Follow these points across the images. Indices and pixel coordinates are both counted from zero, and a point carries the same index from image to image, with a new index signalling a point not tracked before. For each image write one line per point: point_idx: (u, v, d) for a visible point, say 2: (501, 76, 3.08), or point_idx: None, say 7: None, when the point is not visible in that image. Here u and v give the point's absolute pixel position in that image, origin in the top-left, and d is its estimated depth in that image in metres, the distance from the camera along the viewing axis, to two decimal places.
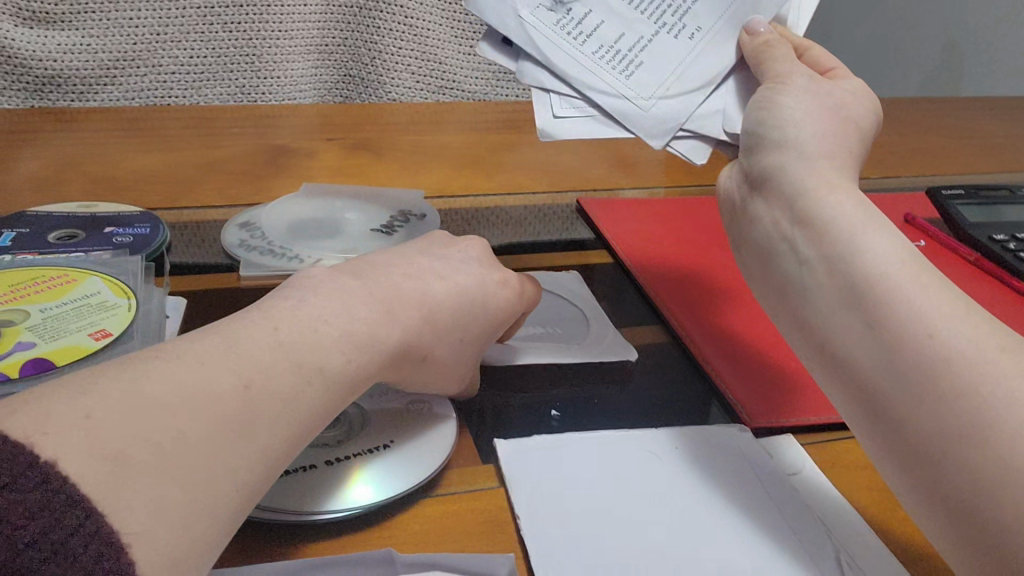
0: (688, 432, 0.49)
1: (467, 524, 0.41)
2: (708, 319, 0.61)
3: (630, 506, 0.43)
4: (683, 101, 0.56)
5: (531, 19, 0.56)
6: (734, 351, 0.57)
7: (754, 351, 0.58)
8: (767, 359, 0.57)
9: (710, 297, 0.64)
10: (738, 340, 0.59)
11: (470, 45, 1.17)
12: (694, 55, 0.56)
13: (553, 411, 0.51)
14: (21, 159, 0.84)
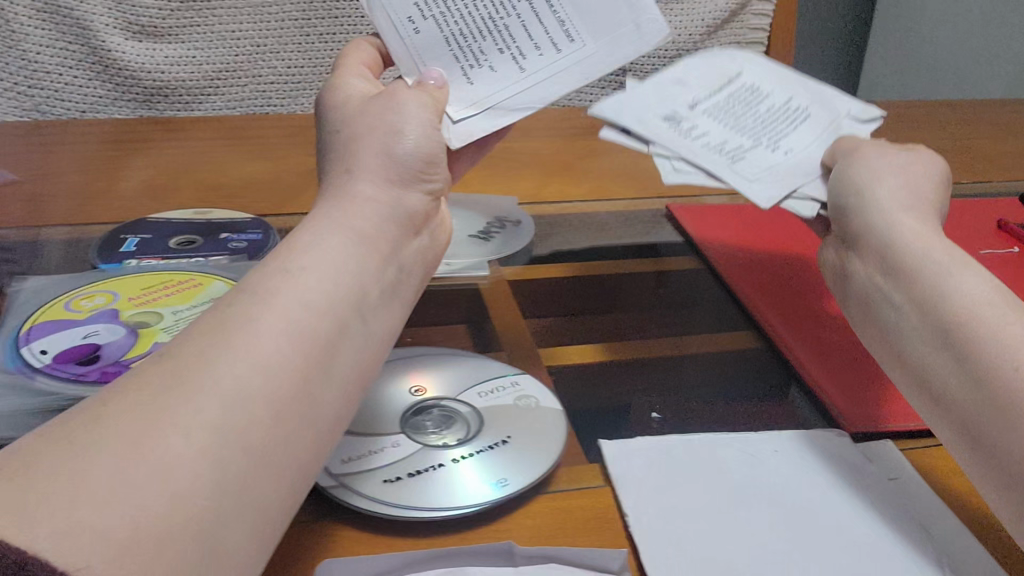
0: (788, 435, 0.51)
1: (579, 520, 0.43)
2: (804, 326, 0.62)
3: (734, 505, 0.45)
4: (785, 180, 0.60)
5: (645, 126, 0.63)
6: (831, 357, 0.58)
7: (851, 357, 0.58)
8: (865, 366, 0.57)
9: (805, 304, 0.65)
10: (835, 347, 0.59)
11: None
12: (785, 165, 0.61)
13: (654, 413, 0.53)
14: (135, 167, 0.90)
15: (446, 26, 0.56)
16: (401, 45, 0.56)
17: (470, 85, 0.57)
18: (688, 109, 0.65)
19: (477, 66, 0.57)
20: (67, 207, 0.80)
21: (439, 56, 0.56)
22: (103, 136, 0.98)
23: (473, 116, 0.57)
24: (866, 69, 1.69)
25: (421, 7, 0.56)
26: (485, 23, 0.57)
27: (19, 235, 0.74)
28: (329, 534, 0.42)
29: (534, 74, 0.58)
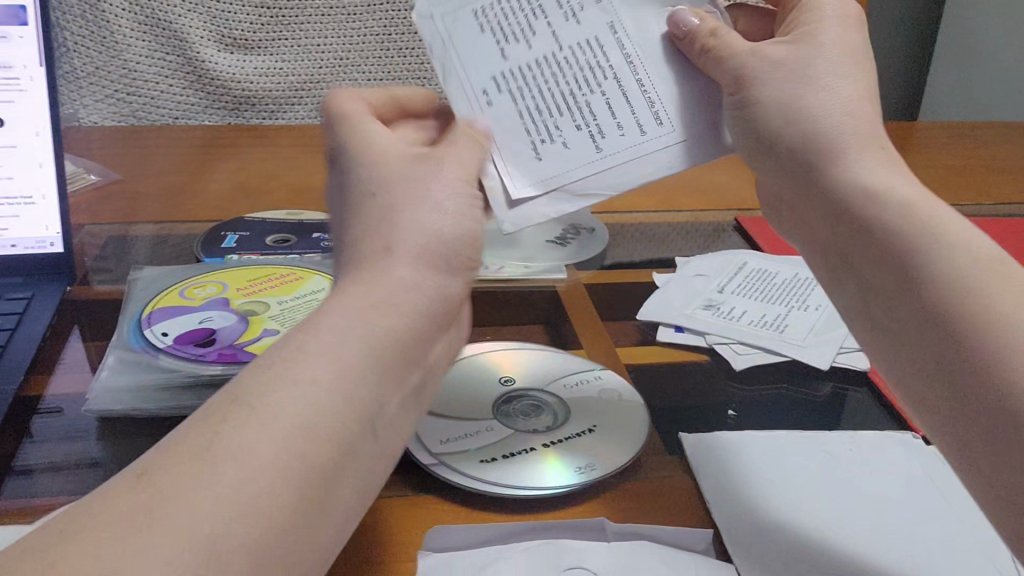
0: (860, 434, 0.52)
1: (664, 504, 0.46)
2: None
3: (810, 499, 0.47)
4: (833, 341, 0.62)
5: (692, 313, 0.65)
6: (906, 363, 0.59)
7: None
8: None
9: None
10: None
11: None
12: (825, 311, 0.65)
13: (730, 411, 0.56)
14: (223, 169, 0.95)
15: (520, 100, 0.50)
16: (494, 119, 0.49)
17: (538, 161, 0.49)
18: (719, 293, 0.69)
19: (566, 141, 0.49)
20: (163, 206, 0.84)
21: (523, 146, 0.49)
22: (193, 141, 1.03)
23: (551, 195, 0.49)
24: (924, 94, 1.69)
25: (499, 82, 0.50)
26: (569, 91, 0.50)
27: (121, 232, 0.79)
28: (429, 505, 0.45)
29: (629, 148, 0.49)
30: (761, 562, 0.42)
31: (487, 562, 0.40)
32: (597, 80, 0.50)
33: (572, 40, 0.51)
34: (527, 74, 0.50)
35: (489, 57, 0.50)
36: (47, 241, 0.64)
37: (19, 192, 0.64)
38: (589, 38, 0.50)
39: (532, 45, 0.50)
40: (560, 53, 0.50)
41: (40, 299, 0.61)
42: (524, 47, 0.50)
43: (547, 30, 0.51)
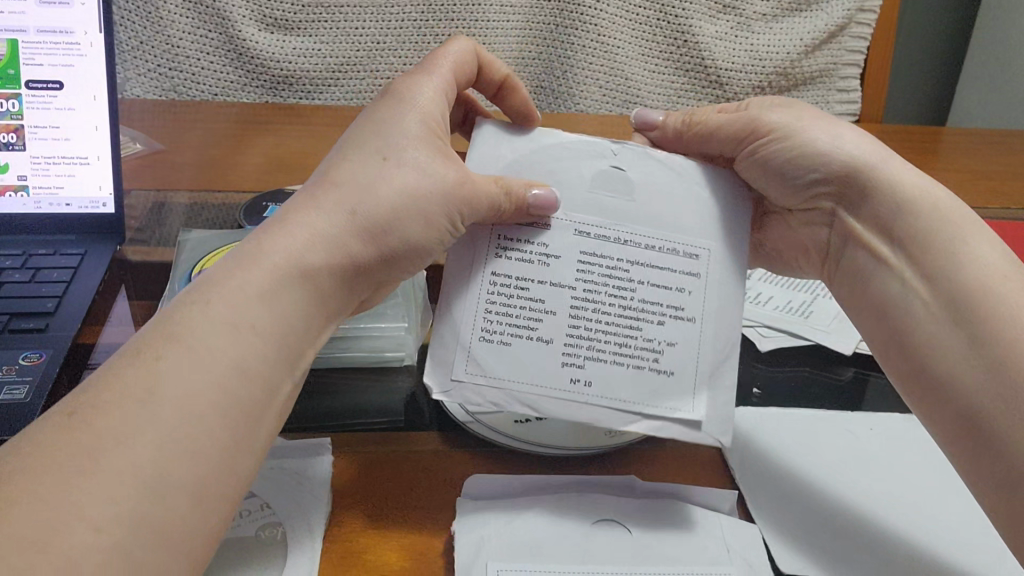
0: (878, 416, 0.54)
1: (688, 469, 0.48)
2: None
3: (833, 471, 0.49)
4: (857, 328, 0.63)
5: None
6: None
7: None
8: None
9: None
10: None
11: (656, 63, 1.24)
12: None
13: (753, 389, 0.57)
14: (262, 142, 0.97)
15: (603, 355, 0.43)
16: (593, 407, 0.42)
17: (673, 377, 0.43)
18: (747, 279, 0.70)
19: (659, 355, 0.43)
20: (205, 175, 0.87)
21: (620, 379, 0.43)
22: (233, 114, 1.05)
23: (709, 402, 0.43)
24: (956, 98, 1.70)
25: (571, 361, 0.43)
26: (626, 318, 0.43)
27: (165, 197, 0.81)
28: (464, 461, 0.47)
29: (704, 311, 0.44)
30: (783, 525, 0.44)
31: (520, 511, 0.43)
32: (628, 282, 0.44)
33: (603, 275, 0.44)
34: (576, 333, 0.43)
35: (544, 357, 0.43)
36: (100, 201, 0.67)
37: (75, 153, 0.66)
38: (621, 262, 0.44)
39: (563, 315, 0.43)
40: (602, 293, 0.44)
41: (93, 256, 0.65)
42: (559, 316, 0.43)
43: (581, 292, 0.44)
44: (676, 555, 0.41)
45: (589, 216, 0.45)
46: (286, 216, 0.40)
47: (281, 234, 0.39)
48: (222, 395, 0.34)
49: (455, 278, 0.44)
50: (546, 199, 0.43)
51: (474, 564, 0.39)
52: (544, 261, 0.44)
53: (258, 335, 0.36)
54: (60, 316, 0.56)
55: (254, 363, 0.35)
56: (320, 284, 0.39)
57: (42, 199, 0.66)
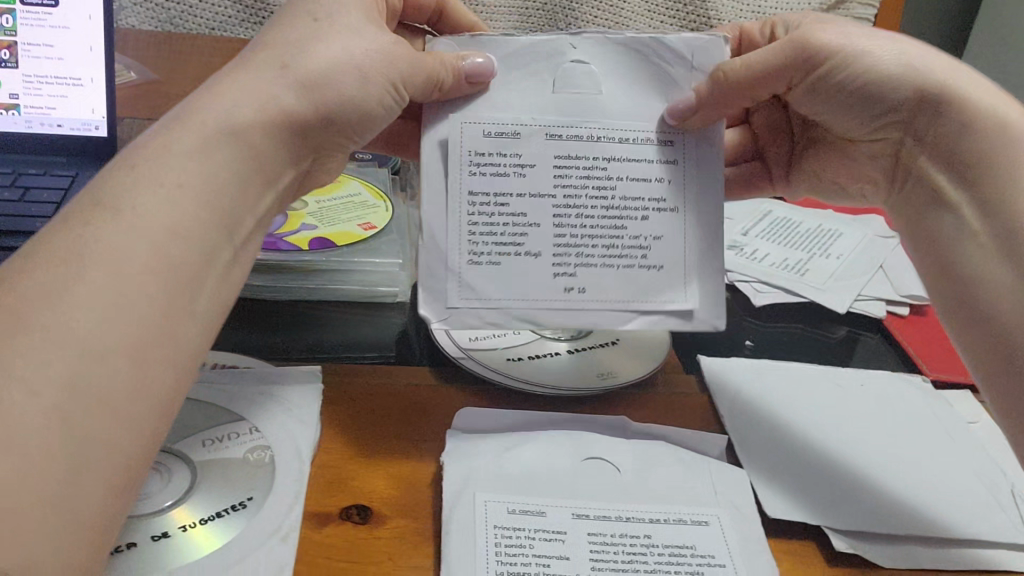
0: (869, 373, 0.54)
1: (678, 414, 0.48)
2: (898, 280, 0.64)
3: (821, 422, 0.49)
4: (851, 288, 0.63)
5: None
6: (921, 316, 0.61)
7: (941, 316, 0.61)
8: None
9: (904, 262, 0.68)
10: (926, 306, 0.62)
11: (661, 20, 1.23)
12: (848, 263, 0.66)
13: (746, 341, 0.57)
14: None
15: (587, 257, 0.42)
16: (585, 308, 0.42)
17: (666, 268, 0.43)
18: (744, 236, 0.70)
19: (648, 250, 0.42)
20: None
21: (611, 282, 0.42)
22: (230, 49, 1.03)
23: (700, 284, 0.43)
24: None
25: (563, 269, 0.42)
26: (609, 221, 0.42)
27: None
28: (455, 396, 0.47)
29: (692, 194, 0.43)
30: (772, 471, 0.44)
31: (510, 445, 0.43)
32: (606, 179, 0.42)
33: (580, 178, 0.41)
34: (560, 226, 0.42)
35: (532, 270, 0.42)
36: (92, 124, 0.66)
37: (68, 73, 0.64)
38: (595, 161, 0.41)
39: (547, 223, 0.42)
40: (583, 194, 0.42)
41: (84, 179, 0.64)
42: (543, 228, 0.42)
43: (560, 199, 0.42)
44: (664, 495, 0.41)
45: (551, 114, 0.41)
46: (227, 76, 0.37)
47: (220, 92, 0.36)
48: (166, 257, 0.31)
49: (432, 181, 0.41)
50: (484, 66, 0.40)
51: (463, 494, 0.39)
52: (519, 172, 0.41)
53: (199, 189, 0.33)
54: None
55: (197, 223, 0.32)
56: (264, 145, 0.36)
57: (34, 118, 0.65)
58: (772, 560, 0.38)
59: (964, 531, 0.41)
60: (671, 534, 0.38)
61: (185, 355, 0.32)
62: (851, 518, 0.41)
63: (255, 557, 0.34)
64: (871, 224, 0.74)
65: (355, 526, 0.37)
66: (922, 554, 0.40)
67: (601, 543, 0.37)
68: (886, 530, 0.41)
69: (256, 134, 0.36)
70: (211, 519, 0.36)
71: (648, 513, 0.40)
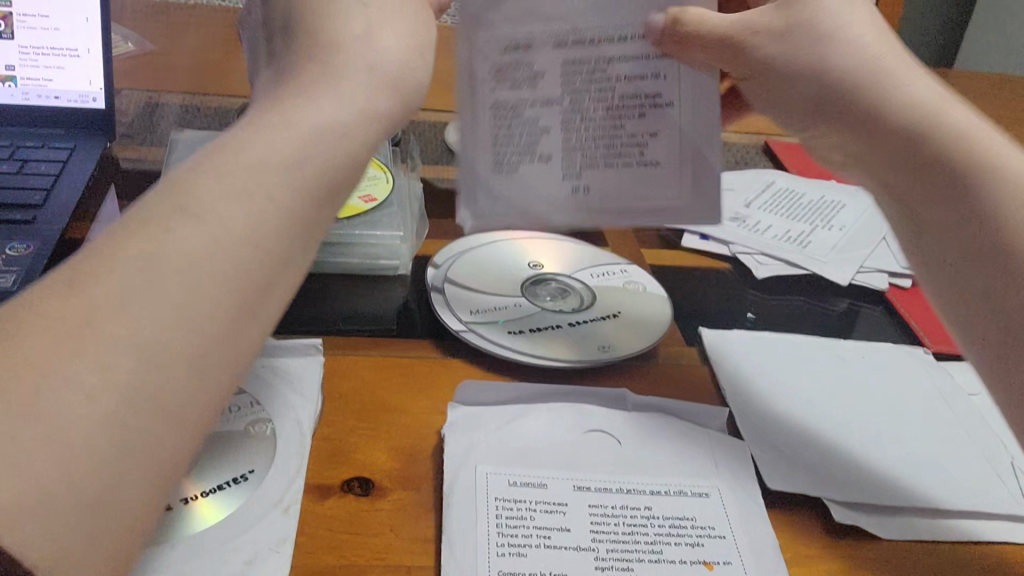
0: (870, 345, 0.54)
1: (679, 385, 0.48)
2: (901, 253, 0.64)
3: (823, 395, 0.49)
4: (852, 261, 0.62)
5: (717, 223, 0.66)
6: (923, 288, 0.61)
7: None
8: None
9: None
10: None
11: None
12: (849, 234, 0.66)
13: (748, 313, 0.57)
14: None
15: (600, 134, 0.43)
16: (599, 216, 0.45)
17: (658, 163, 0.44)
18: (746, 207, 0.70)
19: (645, 149, 0.43)
20: (197, 78, 0.84)
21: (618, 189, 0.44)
22: (228, 19, 1.02)
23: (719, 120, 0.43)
24: (965, 43, 1.67)
25: (574, 162, 0.43)
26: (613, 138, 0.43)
27: (158, 99, 0.79)
28: (455, 369, 0.47)
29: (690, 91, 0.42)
30: (773, 443, 0.44)
31: (512, 417, 0.43)
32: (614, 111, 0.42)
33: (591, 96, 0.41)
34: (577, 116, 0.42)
35: (549, 175, 0.43)
36: (90, 96, 0.65)
37: (65, 44, 0.64)
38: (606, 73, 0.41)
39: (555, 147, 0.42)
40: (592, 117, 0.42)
41: (82, 151, 0.63)
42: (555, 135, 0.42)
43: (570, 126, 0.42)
44: (664, 467, 0.41)
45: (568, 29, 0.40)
46: None
47: None
48: None
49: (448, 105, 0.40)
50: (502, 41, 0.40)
51: (463, 467, 0.39)
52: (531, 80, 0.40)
53: None
54: (47, 210, 0.55)
55: None
56: None
57: (30, 90, 0.64)
58: (771, 532, 0.38)
59: (962, 502, 0.41)
60: (671, 506, 0.39)
61: (265, 332, 0.30)
62: (850, 490, 0.41)
63: (257, 530, 0.34)
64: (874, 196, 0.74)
65: (356, 498, 0.38)
66: (922, 525, 0.40)
67: (601, 515, 0.37)
68: (885, 502, 0.41)
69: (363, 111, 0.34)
70: (213, 493, 0.36)
71: (649, 485, 0.40)
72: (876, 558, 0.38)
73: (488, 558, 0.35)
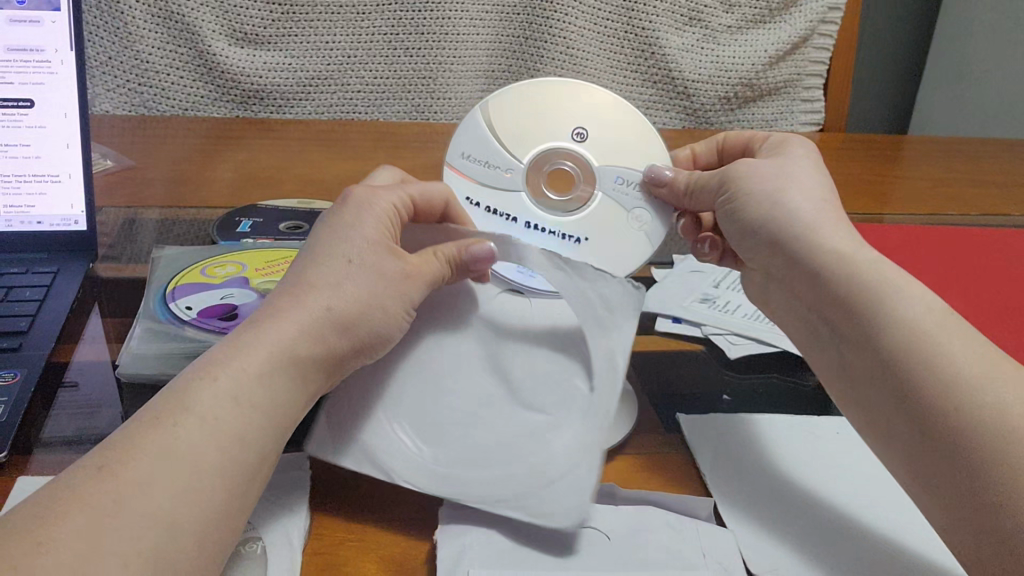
0: (843, 420, 0.56)
1: (661, 475, 0.49)
2: None
3: (801, 472, 0.50)
4: None
5: (688, 306, 0.68)
6: None
7: None
8: None
9: None
10: None
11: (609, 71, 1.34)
12: None
13: (724, 395, 0.59)
14: (235, 156, 0.98)
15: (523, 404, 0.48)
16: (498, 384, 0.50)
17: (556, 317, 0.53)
18: (716, 290, 0.72)
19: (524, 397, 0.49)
20: (174, 192, 0.86)
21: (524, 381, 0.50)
22: (203, 130, 1.05)
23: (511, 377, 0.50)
24: (919, 107, 1.73)
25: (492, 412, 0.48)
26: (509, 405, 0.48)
27: (136, 215, 0.81)
28: None
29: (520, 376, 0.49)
30: (753, 527, 0.45)
31: (502, 519, 0.44)
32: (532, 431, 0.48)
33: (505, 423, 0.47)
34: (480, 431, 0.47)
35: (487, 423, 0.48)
36: (71, 219, 0.67)
37: (47, 170, 0.66)
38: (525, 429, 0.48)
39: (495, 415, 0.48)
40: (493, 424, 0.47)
41: (65, 274, 0.65)
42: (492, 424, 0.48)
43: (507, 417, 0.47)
44: (651, 557, 0.42)
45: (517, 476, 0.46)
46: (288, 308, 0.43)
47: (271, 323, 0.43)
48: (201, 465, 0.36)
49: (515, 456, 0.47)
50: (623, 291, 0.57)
51: (457, 570, 0.40)
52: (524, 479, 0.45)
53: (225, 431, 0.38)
54: (33, 335, 0.56)
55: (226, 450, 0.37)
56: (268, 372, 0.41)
57: (14, 217, 0.66)
58: None
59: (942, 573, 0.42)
60: None
61: None
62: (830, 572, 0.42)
63: None
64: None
65: None
66: None
67: None
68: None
69: (319, 333, 0.43)
70: None
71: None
72: None
73: None
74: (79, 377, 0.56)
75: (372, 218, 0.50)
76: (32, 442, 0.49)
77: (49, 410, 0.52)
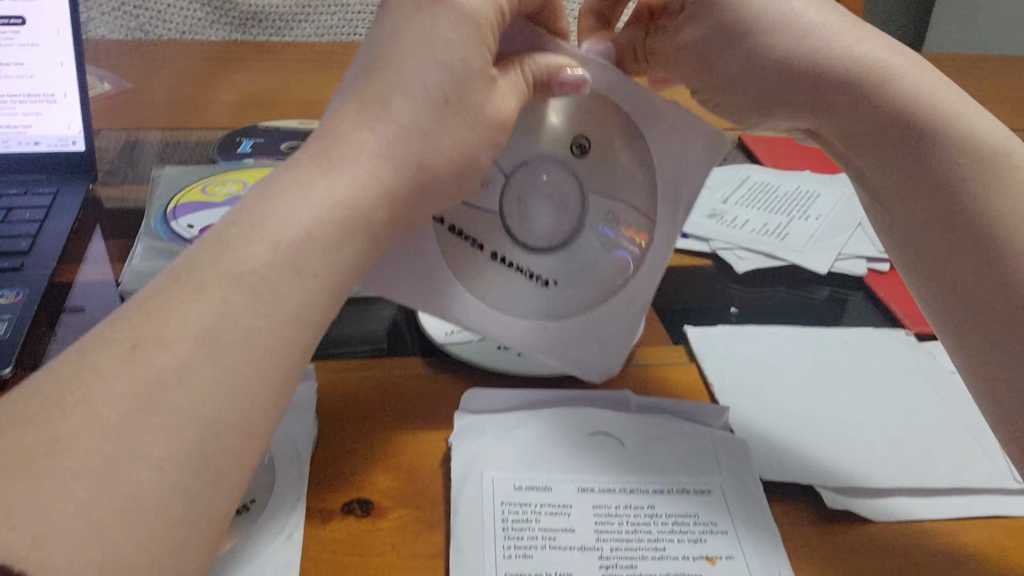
0: (852, 331, 0.55)
1: (670, 386, 0.49)
2: None
3: (806, 383, 0.50)
4: (831, 249, 0.64)
5: (694, 220, 0.67)
6: None
7: None
8: None
9: None
10: None
11: None
12: (825, 226, 0.67)
13: (731, 308, 0.58)
14: (234, 78, 0.96)
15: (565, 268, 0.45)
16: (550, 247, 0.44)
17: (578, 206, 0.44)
18: (721, 204, 0.71)
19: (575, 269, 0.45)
20: (173, 114, 0.85)
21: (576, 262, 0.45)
22: (202, 53, 1.03)
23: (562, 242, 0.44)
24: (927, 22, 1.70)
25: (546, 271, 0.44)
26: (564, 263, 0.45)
27: (135, 137, 0.79)
28: (449, 386, 0.48)
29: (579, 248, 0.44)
30: (765, 436, 0.45)
31: (514, 424, 0.44)
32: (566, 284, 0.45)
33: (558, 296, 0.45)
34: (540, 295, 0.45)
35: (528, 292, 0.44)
36: (68, 139, 0.66)
37: (41, 90, 0.64)
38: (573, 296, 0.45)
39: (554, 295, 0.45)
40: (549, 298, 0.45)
41: (64, 196, 0.64)
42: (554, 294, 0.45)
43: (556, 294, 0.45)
44: (666, 465, 0.42)
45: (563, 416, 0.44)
46: None
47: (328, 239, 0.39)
48: None
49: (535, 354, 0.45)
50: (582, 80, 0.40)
51: (470, 475, 0.40)
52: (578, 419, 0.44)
53: None
54: (35, 256, 0.56)
55: None
56: None
57: (10, 138, 0.64)
58: (770, 521, 0.39)
59: (950, 480, 0.43)
60: (675, 503, 0.40)
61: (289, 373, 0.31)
62: (842, 477, 0.42)
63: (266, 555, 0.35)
64: (849, 185, 0.75)
65: (359, 518, 0.38)
66: (914, 506, 0.41)
67: (607, 514, 0.38)
68: (875, 484, 0.42)
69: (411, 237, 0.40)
70: None
71: (653, 484, 0.41)
72: (874, 539, 0.39)
73: (499, 560, 0.36)
74: (83, 299, 0.55)
75: (461, 31, 0.35)
76: (39, 360, 0.49)
77: (54, 329, 0.52)
